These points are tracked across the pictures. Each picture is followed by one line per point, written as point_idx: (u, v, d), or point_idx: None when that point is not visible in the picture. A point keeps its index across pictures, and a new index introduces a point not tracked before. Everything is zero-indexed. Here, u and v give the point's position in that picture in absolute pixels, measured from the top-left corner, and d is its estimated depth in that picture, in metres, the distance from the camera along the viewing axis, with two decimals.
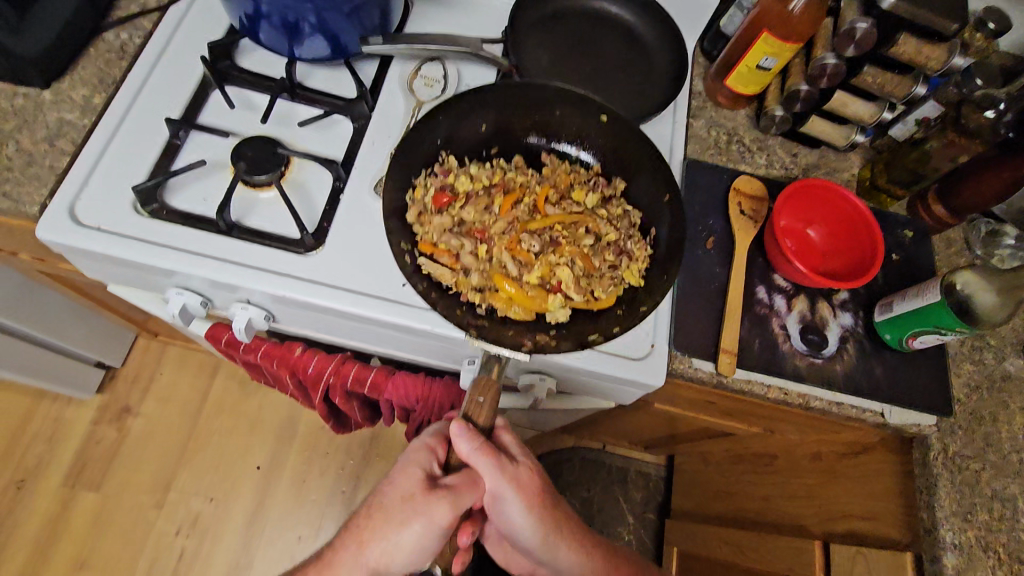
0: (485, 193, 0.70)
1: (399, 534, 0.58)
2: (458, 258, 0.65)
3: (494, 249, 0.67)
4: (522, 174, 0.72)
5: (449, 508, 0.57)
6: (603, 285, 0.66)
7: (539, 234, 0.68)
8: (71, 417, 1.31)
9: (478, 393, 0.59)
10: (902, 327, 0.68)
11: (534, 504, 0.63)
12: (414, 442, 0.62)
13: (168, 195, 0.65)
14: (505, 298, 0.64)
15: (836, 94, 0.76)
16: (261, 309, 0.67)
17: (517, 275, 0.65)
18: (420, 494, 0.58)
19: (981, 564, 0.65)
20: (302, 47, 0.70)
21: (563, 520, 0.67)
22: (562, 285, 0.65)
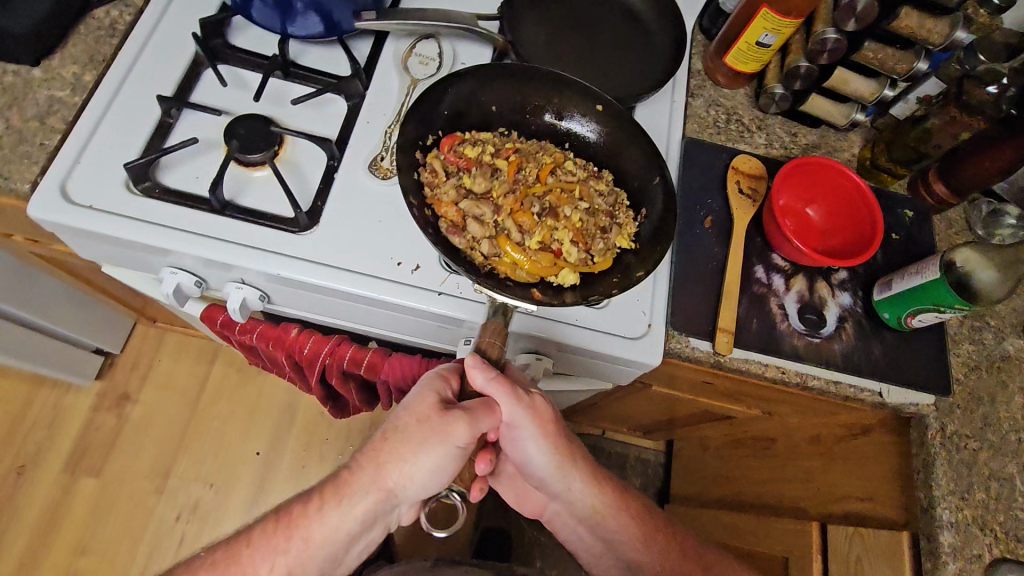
0: (490, 164, 0.69)
1: (415, 454, 0.57)
2: (467, 219, 0.64)
3: (499, 216, 0.66)
4: (525, 150, 0.71)
5: (468, 427, 0.57)
6: (598, 249, 0.66)
7: (540, 203, 0.68)
8: (70, 404, 1.31)
9: (490, 335, 0.59)
10: (901, 306, 0.68)
11: (547, 430, 0.65)
12: (426, 374, 0.62)
13: (161, 174, 0.65)
14: (508, 264, 0.64)
15: (836, 70, 0.75)
16: (255, 289, 0.67)
17: (520, 240, 0.65)
18: (436, 414, 0.57)
19: (978, 543, 0.65)
20: (295, 25, 0.69)
21: (574, 450, 0.70)
22: (563, 249, 0.65)
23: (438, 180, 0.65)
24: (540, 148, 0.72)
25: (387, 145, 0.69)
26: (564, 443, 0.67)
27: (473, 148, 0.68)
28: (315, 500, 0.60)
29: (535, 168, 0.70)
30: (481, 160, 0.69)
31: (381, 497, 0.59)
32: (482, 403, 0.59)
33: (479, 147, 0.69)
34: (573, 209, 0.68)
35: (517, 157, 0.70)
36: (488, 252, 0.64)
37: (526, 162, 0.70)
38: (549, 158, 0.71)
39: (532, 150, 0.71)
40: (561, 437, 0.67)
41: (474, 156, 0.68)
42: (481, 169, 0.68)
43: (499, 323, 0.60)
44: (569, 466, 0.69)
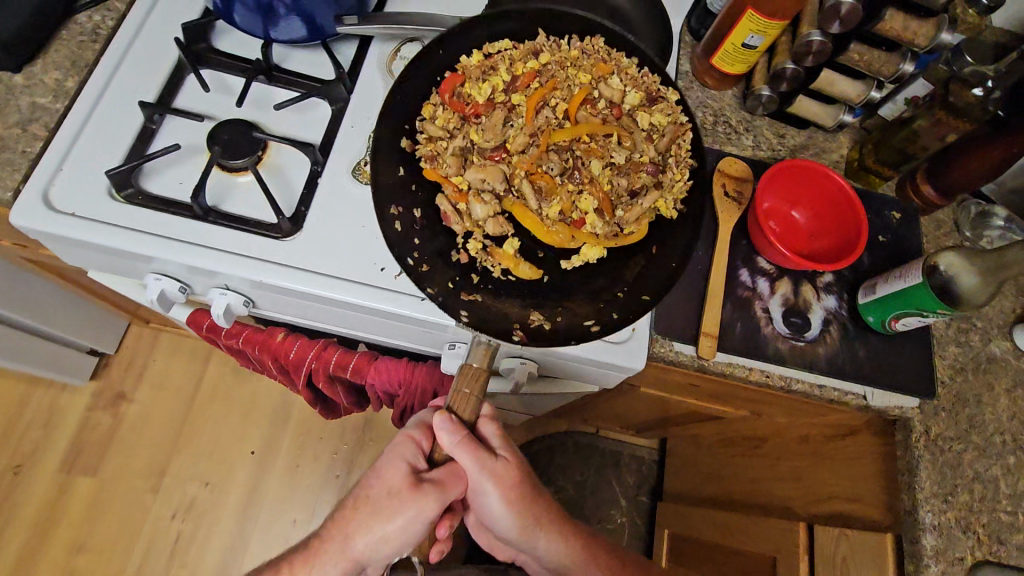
0: (507, 114, 0.69)
1: (383, 525, 0.58)
2: (469, 184, 0.67)
3: (518, 173, 0.68)
4: (552, 74, 0.70)
5: (433, 502, 0.58)
6: (617, 224, 0.67)
7: (562, 146, 0.69)
8: (66, 404, 1.32)
9: (463, 385, 0.58)
10: (886, 309, 0.68)
11: (516, 502, 0.63)
12: (398, 435, 0.62)
13: (144, 180, 0.65)
14: (510, 256, 0.66)
15: (822, 73, 0.75)
16: (240, 295, 0.67)
17: (538, 209, 0.67)
18: (405, 490, 0.58)
19: (961, 545, 0.66)
20: (277, 29, 0.69)
21: (547, 510, 0.68)
22: (580, 217, 0.68)
23: (446, 152, 0.67)
24: (566, 70, 0.70)
25: (371, 150, 0.69)
26: (537, 509, 0.66)
27: (480, 92, 0.69)
28: (287, 569, 0.60)
29: (561, 109, 0.70)
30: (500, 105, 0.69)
31: (347, 570, 0.60)
32: (445, 475, 0.60)
33: (489, 89, 0.69)
34: (598, 155, 0.69)
35: (541, 91, 0.69)
36: (499, 225, 0.66)
37: (550, 92, 0.70)
38: (578, 80, 0.70)
39: (557, 74, 0.70)
40: (531, 502, 0.65)
41: (485, 107, 0.69)
42: (499, 132, 0.69)
43: (477, 365, 0.59)
44: (541, 534, 0.67)
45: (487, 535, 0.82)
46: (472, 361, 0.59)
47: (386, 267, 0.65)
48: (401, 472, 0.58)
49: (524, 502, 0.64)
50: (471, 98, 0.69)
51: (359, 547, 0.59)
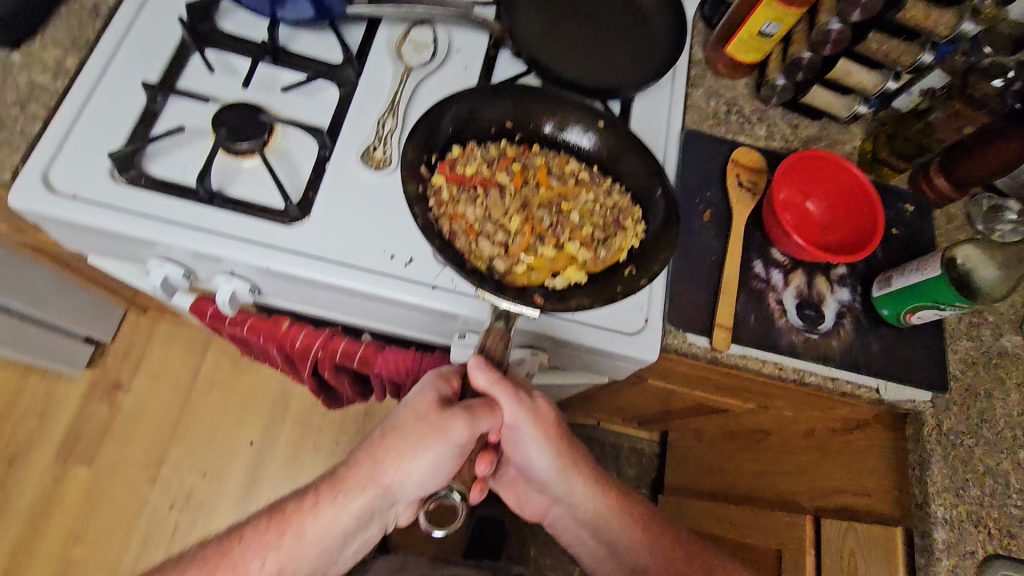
0: (500, 173, 0.68)
1: (414, 450, 0.58)
2: (481, 229, 0.64)
3: (512, 227, 0.65)
4: (524, 163, 0.69)
5: (468, 414, 0.57)
6: (605, 249, 0.65)
7: (549, 214, 0.67)
8: (61, 393, 1.30)
9: (490, 341, 0.58)
10: (900, 302, 0.67)
11: (547, 429, 0.67)
12: (427, 374, 0.62)
13: (148, 163, 0.63)
14: (524, 270, 0.63)
15: (840, 61, 0.73)
16: (246, 282, 0.65)
17: (536, 246, 0.64)
18: (436, 413, 0.58)
19: (972, 539, 0.66)
20: (285, 8, 0.68)
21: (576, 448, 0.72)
22: (575, 251, 0.65)
23: (449, 202, 0.65)
24: (535, 156, 0.70)
25: (380, 134, 0.67)
26: (569, 443, 0.70)
27: (473, 164, 0.67)
28: (311, 498, 0.61)
29: (541, 184, 0.68)
30: (491, 171, 0.68)
31: (376, 497, 0.60)
32: (482, 400, 0.59)
33: (478, 161, 0.67)
34: (578, 209, 0.68)
35: (520, 168, 0.69)
36: (509, 260, 0.63)
37: (524, 178, 0.68)
38: (548, 162, 0.70)
39: (529, 160, 0.69)
40: (562, 436, 0.69)
41: (483, 177, 0.67)
42: (492, 185, 0.67)
43: (503, 325, 0.58)
44: (571, 470, 0.71)
45: (517, 485, 0.82)
46: (501, 323, 0.58)
47: (396, 254, 0.64)
48: (432, 398, 0.59)
49: (554, 436, 0.68)
50: (470, 165, 0.67)
51: (386, 458, 0.59)
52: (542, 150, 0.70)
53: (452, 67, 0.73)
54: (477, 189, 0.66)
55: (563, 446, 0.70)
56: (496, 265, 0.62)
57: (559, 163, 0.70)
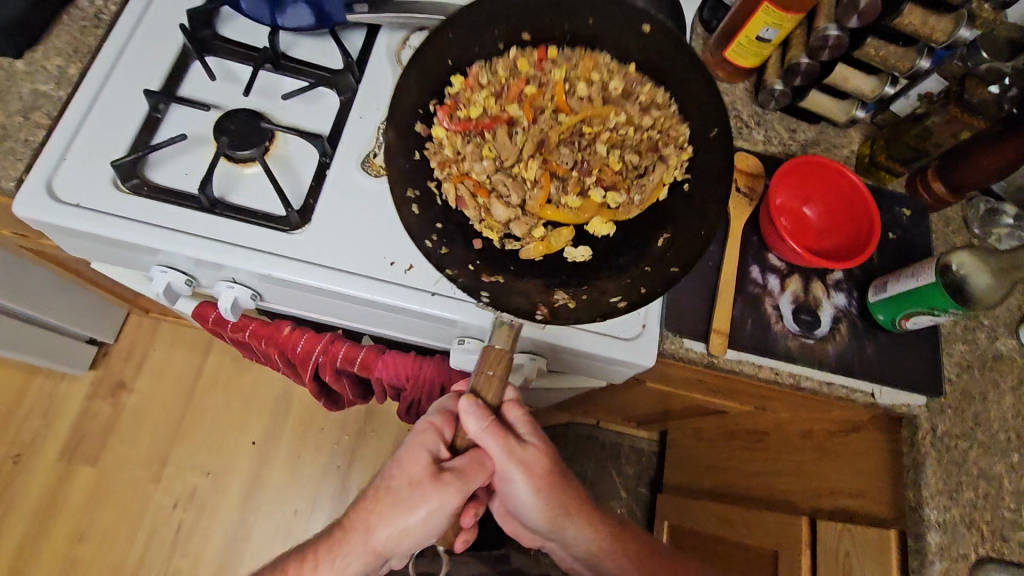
0: (511, 126, 0.68)
1: (407, 516, 0.59)
2: (497, 193, 0.65)
3: (533, 177, 0.66)
4: (542, 83, 0.68)
5: (458, 483, 0.60)
6: (638, 192, 0.65)
7: (569, 150, 0.67)
8: (65, 393, 1.31)
9: (488, 366, 0.59)
10: (896, 308, 0.68)
11: (541, 488, 0.66)
12: (420, 424, 0.64)
13: (150, 171, 0.64)
14: (540, 239, 0.65)
15: (837, 66, 0.74)
16: (248, 288, 0.66)
17: (557, 198, 0.66)
18: (429, 480, 0.60)
19: (964, 541, 0.67)
20: (285, 15, 0.68)
21: (572, 483, 0.70)
22: (609, 161, 0.67)
23: (454, 158, 0.65)
24: (552, 77, 0.67)
25: (380, 141, 0.68)
26: (565, 490, 0.69)
27: (477, 101, 0.66)
28: (312, 558, 0.61)
29: (552, 108, 0.68)
30: (501, 117, 0.68)
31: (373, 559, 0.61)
32: (471, 466, 0.62)
33: (482, 98, 0.66)
34: (606, 134, 0.68)
35: (531, 87, 0.68)
36: (526, 223, 0.65)
37: (541, 101, 0.68)
38: (563, 74, 0.67)
39: (547, 81, 0.68)
40: (557, 490, 0.67)
41: (488, 119, 0.67)
42: (503, 130, 0.67)
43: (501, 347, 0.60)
44: (568, 523, 0.70)
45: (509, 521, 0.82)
46: (498, 343, 0.60)
47: (396, 261, 0.64)
48: (426, 455, 0.61)
49: (550, 482, 0.66)
50: (473, 116, 0.66)
51: (395, 530, 0.60)
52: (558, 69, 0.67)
53: None
54: (489, 153, 0.67)
55: (561, 478, 0.68)
56: (510, 234, 0.65)
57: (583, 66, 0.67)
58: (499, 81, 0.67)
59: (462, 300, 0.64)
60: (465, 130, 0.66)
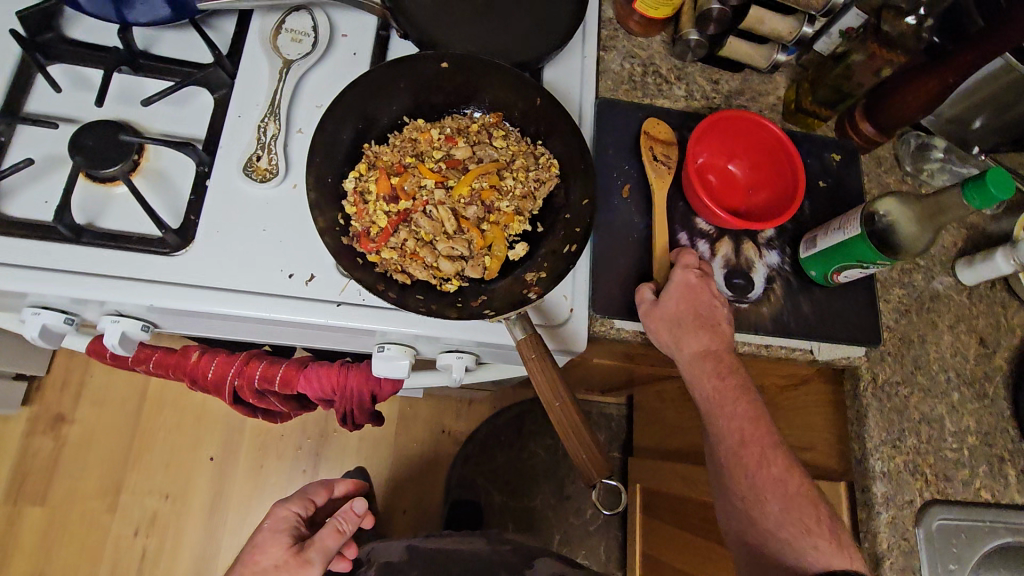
0: (408, 205, 0.60)
1: None
2: (439, 259, 0.58)
3: (451, 228, 0.59)
4: (408, 170, 0.60)
5: (324, 545, 0.80)
6: (530, 199, 0.62)
7: (462, 202, 0.61)
8: (1, 433, 1.24)
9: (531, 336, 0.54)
10: (826, 263, 0.65)
11: (650, 315, 0.61)
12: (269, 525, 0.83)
13: (1, 202, 0.57)
14: (493, 259, 0.59)
15: (750, 11, 0.68)
16: (136, 320, 0.60)
17: (483, 225, 0.61)
18: (290, 559, 0.78)
19: (909, 488, 0.66)
20: (133, 10, 0.59)
21: (699, 301, 0.60)
22: (512, 207, 0.61)
23: (396, 259, 0.57)
24: (408, 156, 0.61)
25: (262, 142, 0.61)
26: (679, 313, 0.60)
27: (378, 214, 0.58)
28: None
29: (435, 180, 0.60)
30: (399, 215, 0.59)
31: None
32: (332, 526, 0.82)
33: (377, 206, 0.58)
34: (486, 172, 0.61)
35: (408, 176, 0.60)
36: (476, 263, 0.59)
37: (414, 177, 0.60)
38: (417, 155, 0.61)
39: (407, 161, 0.61)
40: (670, 322, 0.60)
41: (396, 215, 0.59)
42: (411, 216, 0.59)
43: (524, 333, 0.55)
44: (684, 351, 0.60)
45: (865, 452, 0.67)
46: (519, 329, 0.55)
47: (295, 273, 0.59)
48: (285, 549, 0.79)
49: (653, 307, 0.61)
50: (377, 219, 0.58)
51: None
52: (404, 144, 0.61)
53: (339, 54, 0.67)
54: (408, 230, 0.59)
55: (674, 303, 0.60)
56: (469, 276, 0.59)
57: (427, 141, 0.62)
58: (374, 187, 0.59)
59: (371, 306, 0.60)
60: (376, 224, 0.58)
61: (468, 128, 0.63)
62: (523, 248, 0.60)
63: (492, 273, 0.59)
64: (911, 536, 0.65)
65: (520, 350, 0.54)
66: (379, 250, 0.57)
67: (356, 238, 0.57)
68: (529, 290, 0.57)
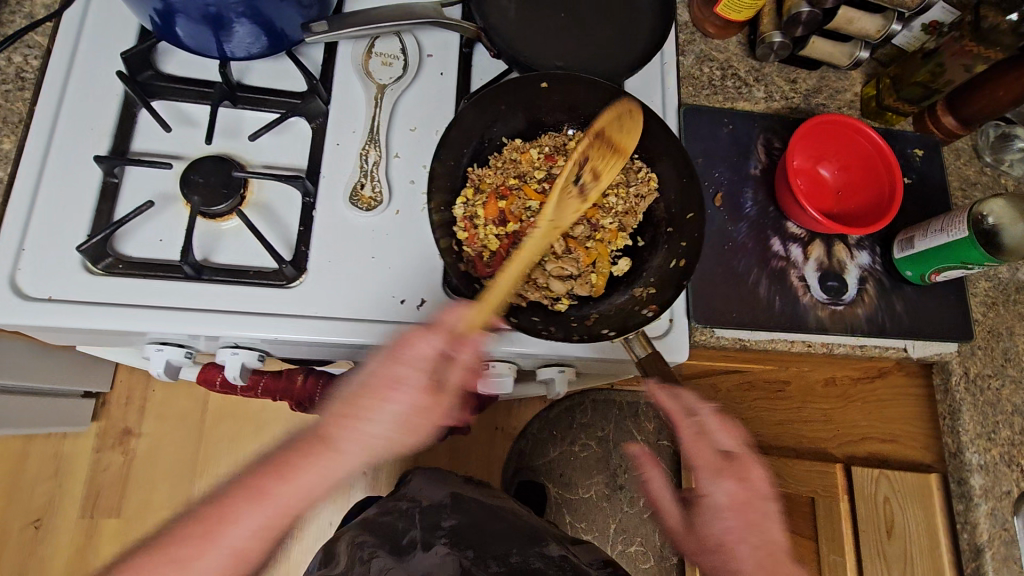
0: (515, 228, 0.62)
1: (362, 433, 0.57)
2: (551, 279, 0.61)
3: (560, 247, 0.62)
4: (512, 191, 0.62)
5: (387, 426, 0.58)
6: (631, 214, 0.63)
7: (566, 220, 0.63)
8: (71, 450, 1.27)
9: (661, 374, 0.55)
10: (924, 264, 0.65)
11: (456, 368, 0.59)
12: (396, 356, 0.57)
13: (120, 244, 0.58)
14: (599, 276, 0.62)
15: (838, 11, 0.68)
16: (253, 351, 0.61)
17: (586, 243, 0.63)
18: (427, 399, 0.60)
19: (1006, 479, 0.68)
20: (232, 42, 0.59)
21: (746, 484, 0.60)
22: (615, 224, 0.63)
23: (510, 282, 0.60)
24: (512, 178, 0.62)
25: (366, 169, 0.62)
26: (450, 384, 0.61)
27: (489, 238, 0.61)
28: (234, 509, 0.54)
29: (540, 201, 0.63)
30: (508, 238, 0.62)
31: (231, 565, 0.53)
32: (330, 452, 0.57)
33: (488, 231, 0.61)
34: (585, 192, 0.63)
35: (514, 198, 0.62)
36: (584, 281, 0.61)
37: (521, 200, 0.62)
38: (520, 176, 0.63)
39: (511, 183, 0.62)
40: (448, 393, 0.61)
41: (505, 238, 0.61)
42: (519, 239, 0.62)
43: (642, 354, 0.56)
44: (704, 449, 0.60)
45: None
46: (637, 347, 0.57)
47: (406, 299, 0.60)
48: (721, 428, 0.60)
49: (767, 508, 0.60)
50: (489, 243, 0.61)
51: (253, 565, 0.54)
52: (508, 164, 0.62)
53: (428, 75, 0.67)
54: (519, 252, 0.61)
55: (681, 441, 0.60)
56: (577, 294, 0.61)
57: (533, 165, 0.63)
58: (482, 212, 0.60)
59: (481, 328, 0.60)
60: (489, 247, 0.61)
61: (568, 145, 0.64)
62: (627, 263, 0.62)
63: (598, 288, 0.61)
64: (1011, 526, 0.67)
65: (643, 367, 0.56)
66: (497, 276, 0.59)
67: (470, 264, 0.58)
68: (647, 307, 0.58)
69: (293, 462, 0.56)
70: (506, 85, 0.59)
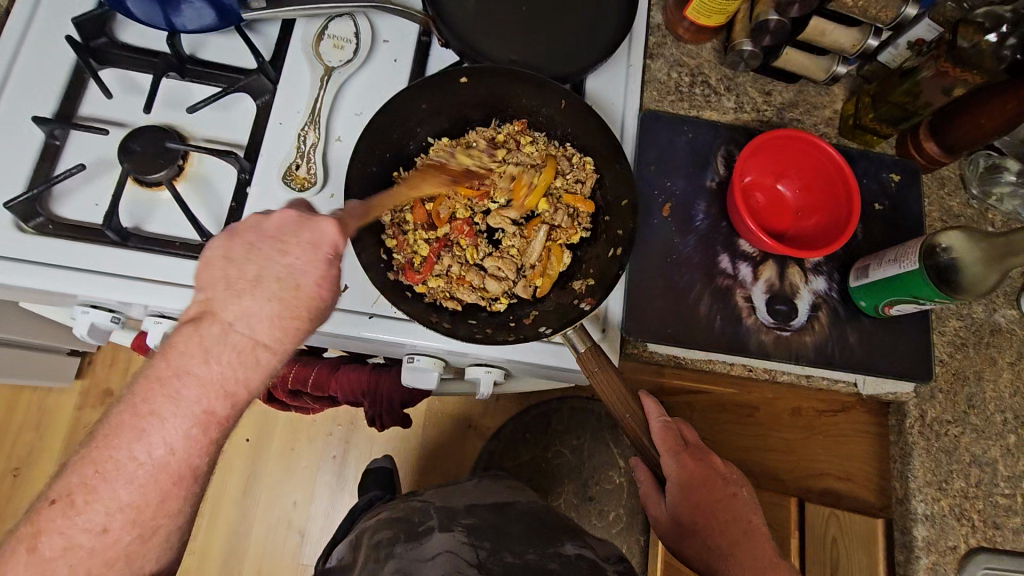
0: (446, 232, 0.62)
1: (192, 353, 0.41)
2: (487, 281, 0.60)
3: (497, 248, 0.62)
4: (442, 192, 0.62)
5: (267, 306, 0.43)
6: (565, 207, 0.62)
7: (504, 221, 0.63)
8: (54, 405, 1.27)
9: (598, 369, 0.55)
10: (878, 295, 0.62)
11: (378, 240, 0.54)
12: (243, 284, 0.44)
13: (54, 205, 0.59)
14: (539, 275, 0.60)
15: (811, 22, 0.64)
16: (177, 322, 0.61)
17: (521, 242, 0.62)
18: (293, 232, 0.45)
19: (953, 533, 0.64)
20: (182, 16, 0.60)
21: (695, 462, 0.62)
22: (551, 217, 0.62)
23: (445, 285, 0.60)
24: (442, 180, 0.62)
25: (302, 150, 0.62)
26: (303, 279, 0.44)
27: (418, 245, 0.60)
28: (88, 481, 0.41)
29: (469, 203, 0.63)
30: (439, 242, 0.62)
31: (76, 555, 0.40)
32: (217, 321, 0.42)
33: (417, 236, 0.61)
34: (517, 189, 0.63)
35: (443, 201, 0.62)
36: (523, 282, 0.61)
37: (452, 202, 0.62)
38: None
39: (440, 186, 0.62)
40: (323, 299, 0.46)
41: (436, 243, 0.61)
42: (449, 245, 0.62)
43: (586, 347, 0.55)
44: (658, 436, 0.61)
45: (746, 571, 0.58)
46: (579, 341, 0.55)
47: None
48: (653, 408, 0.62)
49: (729, 495, 0.62)
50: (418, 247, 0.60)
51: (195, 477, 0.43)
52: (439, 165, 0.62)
53: (380, 61, 0.66)
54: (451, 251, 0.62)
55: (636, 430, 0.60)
56: (518, 295, 0.61)
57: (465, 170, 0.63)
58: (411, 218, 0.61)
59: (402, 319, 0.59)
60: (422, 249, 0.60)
61: (496, 139, 0.63)
62: (566, 259, 0.61)
63: (541, 288, 0.61)
64: None
65: (583, 364, 0.55)
66: (431, 281, 0.59)
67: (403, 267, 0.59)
68: (583, 300, 0.57)
69: (153, 367, 0.41)
70: (438, 79, 0.58)
